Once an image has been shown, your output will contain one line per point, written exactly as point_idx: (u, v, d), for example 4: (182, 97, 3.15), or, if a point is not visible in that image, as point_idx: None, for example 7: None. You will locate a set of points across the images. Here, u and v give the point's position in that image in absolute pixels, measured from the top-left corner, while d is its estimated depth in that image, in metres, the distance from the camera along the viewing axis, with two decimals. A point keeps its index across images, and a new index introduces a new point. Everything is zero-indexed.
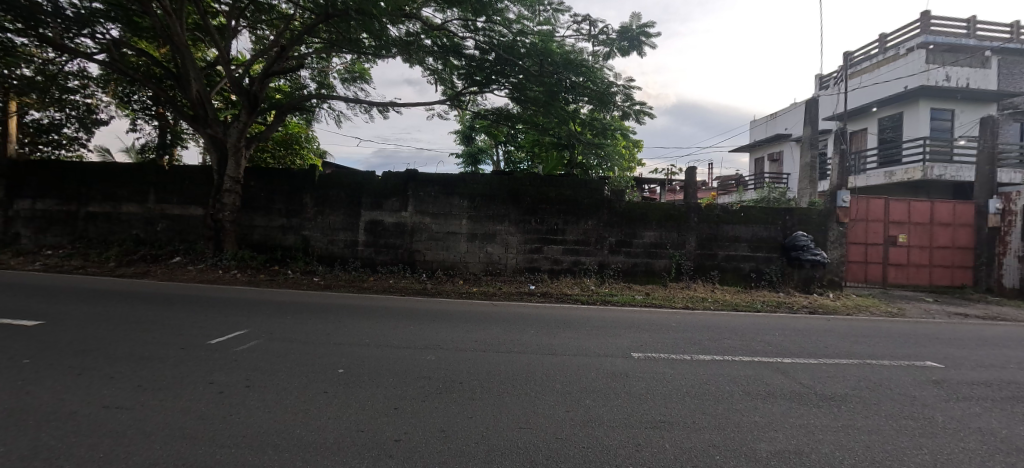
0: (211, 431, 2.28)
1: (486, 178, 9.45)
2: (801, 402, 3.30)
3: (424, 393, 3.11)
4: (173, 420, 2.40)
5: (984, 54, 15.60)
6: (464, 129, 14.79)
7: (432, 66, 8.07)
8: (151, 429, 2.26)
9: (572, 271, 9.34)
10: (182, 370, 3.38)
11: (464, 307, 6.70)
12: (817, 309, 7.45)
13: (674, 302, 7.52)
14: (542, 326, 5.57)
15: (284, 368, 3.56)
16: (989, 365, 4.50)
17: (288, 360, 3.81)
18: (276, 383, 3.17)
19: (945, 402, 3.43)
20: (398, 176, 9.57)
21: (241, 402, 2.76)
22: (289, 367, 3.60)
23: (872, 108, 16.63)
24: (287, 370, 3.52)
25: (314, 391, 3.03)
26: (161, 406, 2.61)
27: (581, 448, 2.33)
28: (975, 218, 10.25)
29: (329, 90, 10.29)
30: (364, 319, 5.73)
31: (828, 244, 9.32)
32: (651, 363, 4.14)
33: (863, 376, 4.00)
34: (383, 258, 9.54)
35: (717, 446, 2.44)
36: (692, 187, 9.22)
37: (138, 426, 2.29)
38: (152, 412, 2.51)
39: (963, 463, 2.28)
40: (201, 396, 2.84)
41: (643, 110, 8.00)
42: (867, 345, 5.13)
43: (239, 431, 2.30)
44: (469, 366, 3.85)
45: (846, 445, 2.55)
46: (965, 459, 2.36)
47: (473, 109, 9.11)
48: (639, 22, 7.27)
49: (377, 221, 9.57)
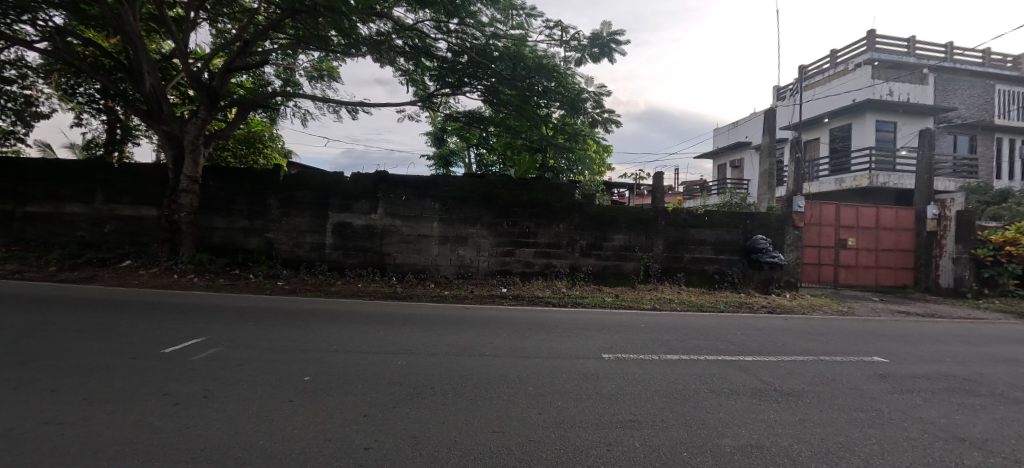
0: (167, 444, 2.14)
1: (459, 180, 9.37)
2: (762, 398, 3.46)
3: (395, 398, 3.05)
4: (125, 434, 2.24)
5: (922, 71, 16.86)
6: (436, 130, 14.59)
7: (403, 67, 7.94)
8: (100, 444, 2.10)
9: (544, 274, 9.41)
10: (135, 381, 3.17)
11: (437, 310, 6.65)
12: (776, 309, 7.81)
13: (642, 303, 7.72)
14: (514, 328, 5.58)
15: (246, 377, 3.40)
16: (930, 359, 4.85)
17: (251, 369, 3.62)
18: (238, 393, 3.02)
19: (891, 394, 3.68)
20: (368, 177, 9.34)
21: (201, 413, 2.61)
22: (252, 376, 3.44)
23: (823, 119, 17.80)
24: (251, 378, 3.36)
25: (279, 400, 2.90)
26: (110, 420, 2.43)
27: (554, 449, 2.36)
28: (915, 223, 11.05)
29: (296, 88, 9.90)
30: (331, 323, 5.56)
31: (785, 247, 9.82)
32: (622, 364, 4.24)
33: (818, 372, 4.24)
34: (352, 261, 9.29)
35: (684, 442, 2.56)
36: (661, 191, 9.47)
37: (84, 442, 2.12)
38: (100, 427, 2.33)
39: (903, 458, 2.51)
40: (155, 408, 2.66)
41: (612, 119, 8.17)
42: (821, 343, 5.43)
43: (199, 442, 2.19)
44: (441, 371, 3.79)
45: (803, 438, 2.72)
46: (909, 452, 2.59)
47: (446, 111, 9.00)
48: (610, 30, 7.42)
49: (346, 223, 9.31)
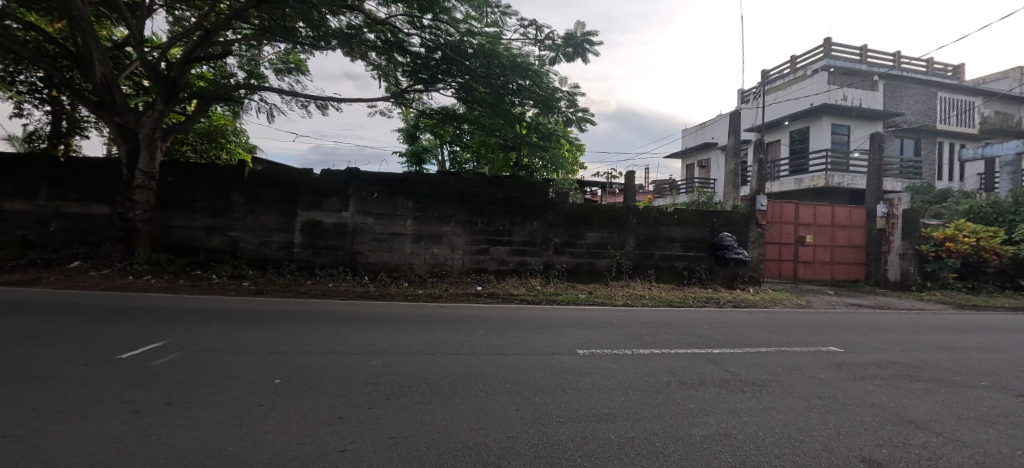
0: (129, 453, 2.04)
1: (433, 178, 9.27)
2: (729, 388, 3.61)
3: (371, 399, 3.00)
4: (82, 445, 2.12)
5: (874, 78, 17.92)
6: (408, 127, 14.36)
7: (375, 62, 7.77)
8: (53, 457, 1.97)
9: (518, 271, 9.46)
10: (89, 388, 2.99)
11: (411, 309, 6.57)
12: (740, 303, 8.15)
13: (615, 299, 7.89)
14: (489, 326, 5.59)
15: (212, 381, 3.26)
16: (877, 348, 5.19)
17: (216, 373, 3.47)
18: (204, 398, 2.90)
19: (845, 381, 3.92)
20: (339, 174, 9.10)
21: (164, 420, 2.49)
22: (218, 380, 3.30)
23: (784, 121, 18.64)
24: (217, 383, 3.23)
25: (249, 404, 2.80)
26: (62, 431, 2.29)
27: (532, 444, 2.40)
28: (866, 221, 11.77)
29: (260, 80, 9.51)
30: (299, 324, 5.40)
31: (749, 244, 10.24)
32: (596, 359, 4.31)
33: (779, 362, 4.45)
34: (322, 260, 9.03)
35: (657, 433, 2.66)
36: (632, 190, 9.68)
37: (34, 455, 1.99)
38: (52, 438, 2.18)
39: (859, 442, 2.68)
40: (113, 416, 2.52)
41: (585, 118, 8.28)
42: (781, 335, 5.70)
43: (165, 450, 2.10)
44: (417, 370, 3.75)
45: (768, 425, 2.87)
46: (862, 436, 2.78)
47: (419, 107, 8.86)
48: (583, 30, 7.50)
49: (316, 221, 9.05)
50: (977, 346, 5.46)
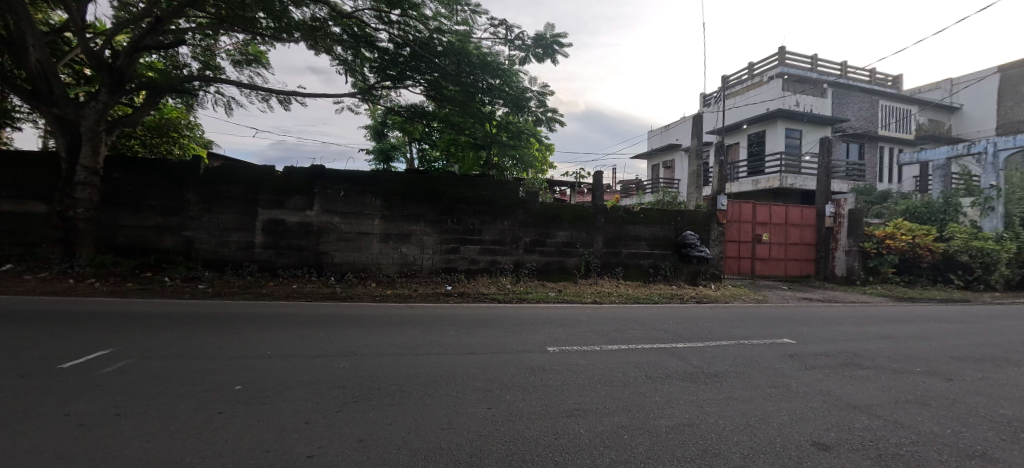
0: None
1: (402, 176, 9.12)
2: (692, 380, 3.75)
3: (339, 402, 2.93)
4: (17, 463, 1.95)
5: (823, 86, 19.09)
6: (376, 123, 14.05)
7: (341, 56, 7.56)
8: None
9: (488, 271, 9.46)
10: (23, 401, 2.76)
11: (379, 310, 6.44)
12: (702, 299, 8.49)
13: (584, 297, 8.05)
14: (457, 325, 5.56)
15: (166, 389, 3.08)
16: (824, 338, 5.54)
17: (170, 381, 3.28)
18: (157, 407, 2.73)
19: (797, 371, 4.16)
20: (302, 171, 8.79)
21: (112, 432, 2.34)
22: (172, 388, 3.12)
23: (743, 125, 19.54)
24: (171, 391, 3.05)
25: (206, 413, 2.67)
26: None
27: (504, 442, 2.42)
28: (816, 220, 12.53)
29: (217, 72, 9.03)
30: (259, 327, 5.18)
31: (711, 242, 10.68)
32: (566, 356, 4.39)
33: (736, 354, 4.68)
34: (285, 261, 8.70)
35: (625, 426, 2.74)
36: (600, 190, 9.87)
37: None
38: None
39: (808, 428, 2.86)
40: (52, 431, 2.33)
41: (555, 118, 8.38)
42: (739, 328, 5.99)
43: (114, 464, 1.96)
44: (386, 371, 3.68)
45: (728, 415, 3.02)
46: (813, 423, 2.96)
47: (387, 104, 8.68)
48: (553, 32, 7.58)
49: (278, 220, 8.70)
50: (910, 335, 5.94)
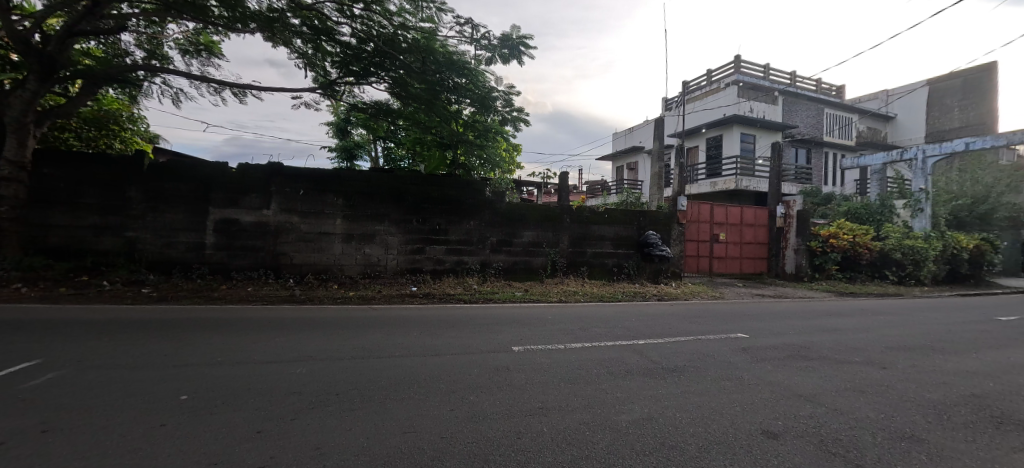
0: None
1: (365, 175, 8.89)
2: (652, 376, 3.87)
3: (295, 409, 2.81)
4: None
5: (774, 94, 20.23)
6: (338, 120, 13.64)
7: (301, 49, 7.28)
8: None
9: (454, 271, 9.39)
10: None
11: (341, 312, 6.26)
12: (663, 297, 8.78)
13: (550, 296, 8.13)
14: (422, 326, 5.48)
15: (100, 402, 2.84)
16: (774, 332, 5.86)
17: (109, 392, 3.04)
18: (90, 422, 2.52)
19: (748, 364, 4.38)
20: (259, 168, 8.39)
21: (37, 451, 2.14)
22: (108, 400, 2.89)
23: (701, 129, 20.41)
24: (110, 403, 2.84)
25: (147, 426, 2.49)
26: None
27: (467, 443, 2.40)
28: (768, 220, 13.24)
29: (164, 62, 8.46)
30: (208, 332, 4.90)
31: (671, 241, 11.08)
32: (531, 355, 4.42)
33: (692, 349, 4.87)
34: (239, 263, 8.27)
35: (587, 422, 2.79)
36: (566, 190, 10.01)
37: None
38: None
39: (758, 418, 3.02)
40: None
41: (521, 118, 8.43)
42: (696, 324, 6.24)
43: None
44: (345, 376, 3.57)
45: (685, 408, 3.14)
46: (762, 412, 3.13)
47: (350, 100, 8.43)
48: (519, 33, 7.61)
49: (232, 220, 8.27)
50: (850, 327, 6.39)
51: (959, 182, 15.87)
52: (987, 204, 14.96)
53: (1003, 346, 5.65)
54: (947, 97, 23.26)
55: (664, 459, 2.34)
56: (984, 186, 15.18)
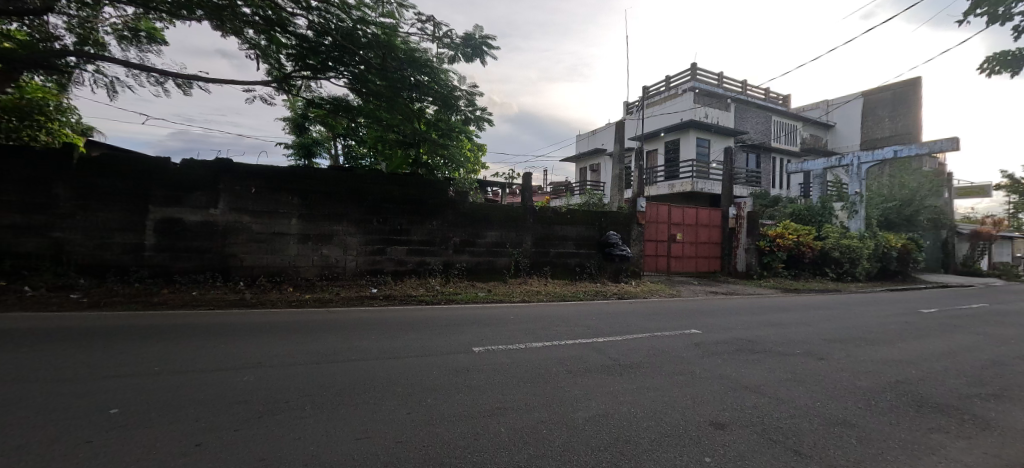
0: None
1: (323, 173, 8.59)
2: (607, 373, 3.97)
3: (239, 419, 2.68)
4: None
5: (727, 101, 21.31)
6: (293, 116, 13.10)
7: (253, 40, 6.94)
8: None
9: (416, 272, 9.25)
10: None
11: (296, 316, 6.01)
12: (623, 295, 9.04)
13: (513, 296, 8.17)
14: (379, 329, 5.35)
15: (13, 420, 2.58)
16: (722, 327, 6.18)
17: (24, 408, 2.77)
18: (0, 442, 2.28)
19: (697, 358, 4.58)
20: (206, 165, 7.91)
21: None
22: (23, 417, 2.63)
23: (660, 133, 21.19)
24: (24, 420, 2.58)
25: (69, 443, 2.29)
26: None
27: (422, 447, 2.38)
28: (721, 221, 13.91)
29: (99, 48, 7.81)
30: (144, 340, 4.56)
31: (631, 241, 11.44)
32: (490, 355, 4.43)
33: (645, 346, 5.04)
34: (184, 265, 7.75)
35: (545, 421, 2.83)
36: (529, 191, 10.09)
37: None
38: None
39: (704, 410, 3.17)
40: None
41: (484, 118, 8.43)
42: (651, 321, 6.47)
43: None
44: (295, 382, 3.44)
45: (639, 403, 3.25)
46: (709, 405, 3.28)
47: (307, 95, 8.12)
48: (481, 33, 7.59)
49: (176, 219, 7.75)
50: (790, 321, 6.85)
51: (889, 187, 17.34)
52: (911, 207, 16.49)
53: (921, 335, 6.22)
54: (879, 109, 25.25)
55: (617, 453, 2.41)
56: (909, 191, 16.71)
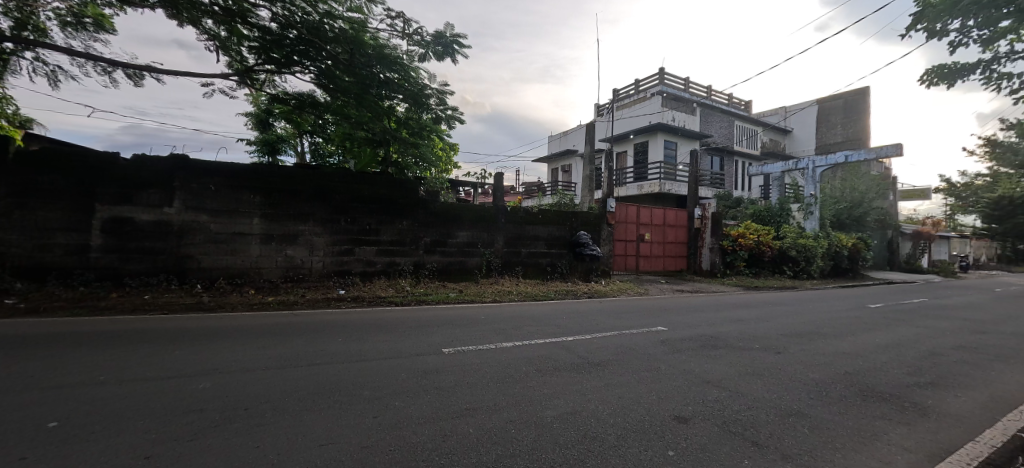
0: None
1: (287, 171, 8.31)
2: (574, 371, 4.04)
3: (195, 429, 2.56)
4: None
5: (693, 105, 22.06)
6: (256, 111, 12.61)
7: (212, 30, 6.64)
8: None
9: (386, 273, 9.09)
10: None
11: (259, 319, 5.79)
12: (593, 294, 9.21)
13: (484, 296, 8.17)
14: (344, 332, 5.23)
15: None
16: (684, 325, 6.40)
17: None
18: None
19: (660, 355, 4.73)
20: (160, 161, 7.50)
21: None
22: None
23: (629, 135, 21.67)
24: None
25: (0, 461, 2.12)
26: None
27: (389, 451, 2.35)
28: (687, 221, 14.38)
29: (40, 35, 7.26)
30: (87, 348, 4.27)
31: (601, 241, 11.66)
32: (460, 356, 4.41)
33: (611, 343, 5.16)
34: (135, 267, 7.31)
35: (513, 420, 2.85)
36: (500, 191, 10.11)
37: None
38: None
39: (667, 405, 3.28)
40: None
41: (455, 117, 8.41)
42: (617, 319, 6.63)
43: None
44: (255, 388, 3.31)
45: (605, 400, 3.32)
46: (671, 400, 3.40)
47: (270, 90, 7.84)
48: (452, 31, 7.54)
49: (126, 218, 7.30)
50: (748, 317, 7.18)
51: (841, 190, 18.41)
52: (861, 208, 17.58)
53: (866, 329, 6.66)
54: (832, 116, 26.79)
55: (584, 450, 2.46)
56: (859, 193, 17.81)
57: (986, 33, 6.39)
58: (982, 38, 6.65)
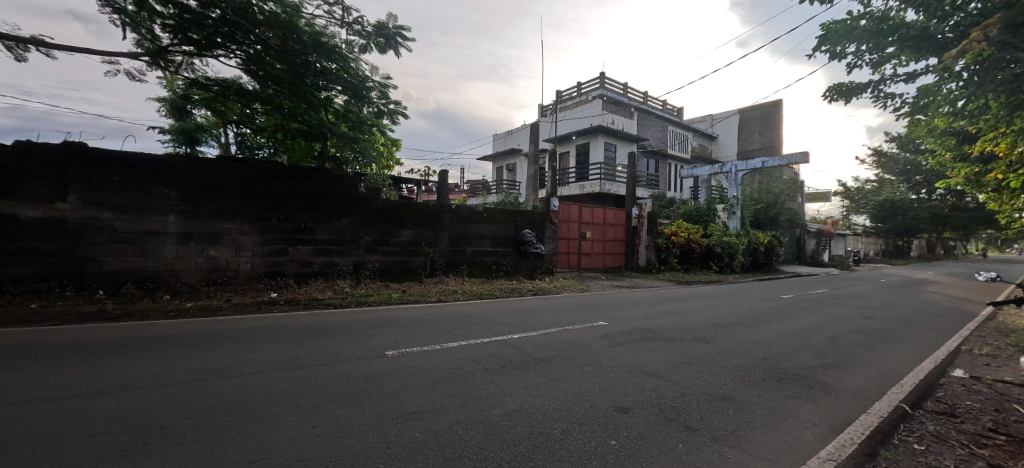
0: None
1: (210, 164, 7.61)
2: (516, 368, 4.13)
3: (102, 454, 2.30)
4: None
5: (630, 110, 23.21)
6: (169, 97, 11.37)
7: (117, 3, 5.90)
8: None
9: (323, 274, 8.66)
10: None
11: (178, 327, 5.28)
12: (538, 291, 9.45)
13: (428, 296, 8.06)
14: (272, 338, 4.92)
15: None
16: (617, 319, 6.77)
17: None
18: None
19: (596, 349, 4.97)
20: (49, 150, 6.54)
21: None
22: None
23: (572, 136, 22.17)
24: None
25: None
26: None
27: (331, 461, 2.27)
28: (626, 220, 15.17)
29: None
30: None
31: (545, 239, 11.98)
32: (401, 359, 4.34)
33: (550, 340, 5.33)
34: (17, 272, 6.30)
35: (460, 422, 2.86)
36: (444, 189, 10.00)
37: None
38: None
39: (604, 397, 3.46)
40: None
41: (398, 111, 8.23)
42: (555, 316, 6.85)
43: None
44: (170, 405, 3.02)
45: (547, 396, 3.43)
46: (609, 392, 3.59)
47: (189, 74, 7.12)
48: (395, 23, 7.33)
49: (4, 215, 6.27)
50: (673, 310, 7.75)
51: (759, 192, 20.34)
52: (775, 209, 19.56)
53: (774, 317, 7.47)
54: (751, 124, 29.52)
55: (530, 446, 2.55)
56: (773, 195, 19.80)
57: (874, 57, 7.35)
58: (871, 61, 7.65)
